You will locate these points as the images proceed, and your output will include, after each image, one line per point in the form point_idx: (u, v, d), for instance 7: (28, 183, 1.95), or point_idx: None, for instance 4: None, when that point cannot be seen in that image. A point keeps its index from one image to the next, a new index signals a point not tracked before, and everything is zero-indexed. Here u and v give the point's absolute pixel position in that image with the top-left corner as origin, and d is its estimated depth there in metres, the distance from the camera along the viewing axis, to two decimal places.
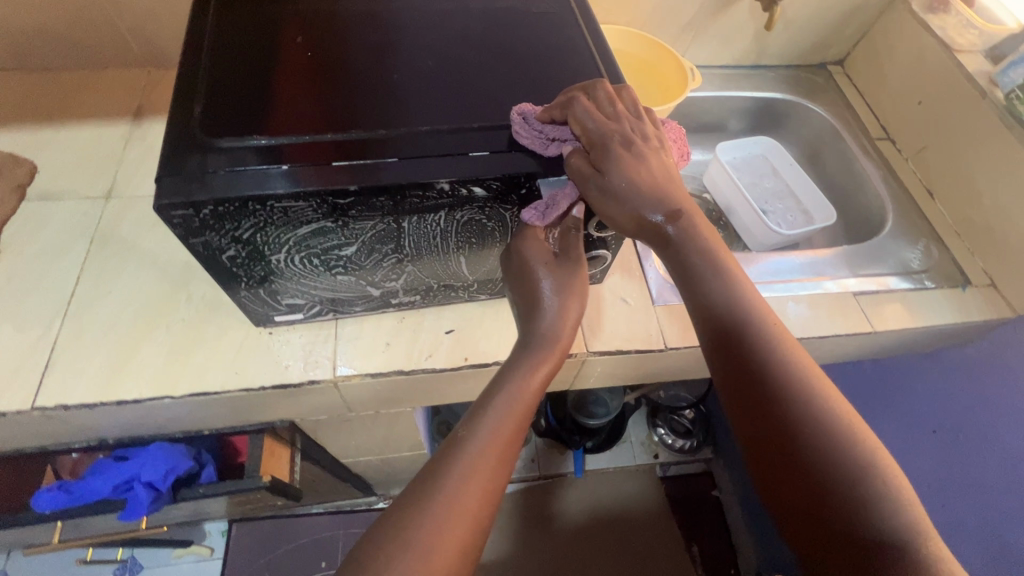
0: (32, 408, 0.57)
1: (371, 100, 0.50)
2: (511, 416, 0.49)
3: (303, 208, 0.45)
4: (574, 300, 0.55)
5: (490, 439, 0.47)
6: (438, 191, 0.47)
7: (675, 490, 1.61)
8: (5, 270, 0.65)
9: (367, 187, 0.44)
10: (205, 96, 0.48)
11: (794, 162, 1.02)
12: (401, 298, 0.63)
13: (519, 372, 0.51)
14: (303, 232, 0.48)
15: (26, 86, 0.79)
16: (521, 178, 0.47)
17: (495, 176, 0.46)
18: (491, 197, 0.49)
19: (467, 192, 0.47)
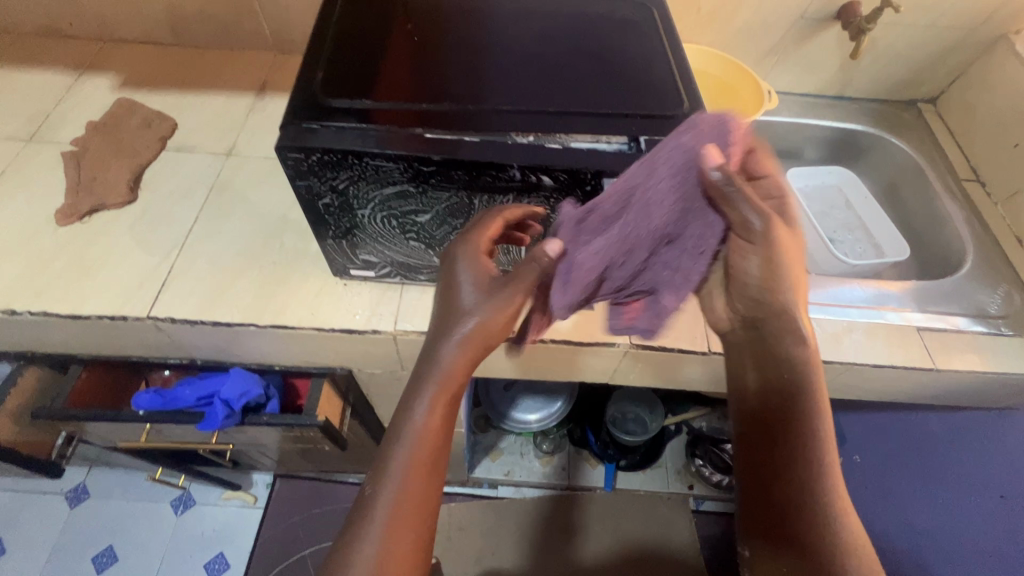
0: (147, 316, 0.67)
1: (463, 80, 0.57)
2: (425, 443, 0.49)
3: (392, 169, 0.51)
4: (500, 315, 0.50)
5: (405, 471, 0.49)
6: (511, 176, 0.52)
7: (706, 528, 1.54)
8: (142, 203, 0.77)
9: (449, 159, 0.50)
10: (326, 62, 0.56)
11: (869, 195, 1.00)
12: None
13: (429, 389, 0.50)
14: (388, 193, 0.54)
15: (179, 59, 0.94)
16: (586, 172, 0.51)
17: (563, 167, 0.51)
18: (558, 188, 0.53)
19: (536, 180, 0.52)
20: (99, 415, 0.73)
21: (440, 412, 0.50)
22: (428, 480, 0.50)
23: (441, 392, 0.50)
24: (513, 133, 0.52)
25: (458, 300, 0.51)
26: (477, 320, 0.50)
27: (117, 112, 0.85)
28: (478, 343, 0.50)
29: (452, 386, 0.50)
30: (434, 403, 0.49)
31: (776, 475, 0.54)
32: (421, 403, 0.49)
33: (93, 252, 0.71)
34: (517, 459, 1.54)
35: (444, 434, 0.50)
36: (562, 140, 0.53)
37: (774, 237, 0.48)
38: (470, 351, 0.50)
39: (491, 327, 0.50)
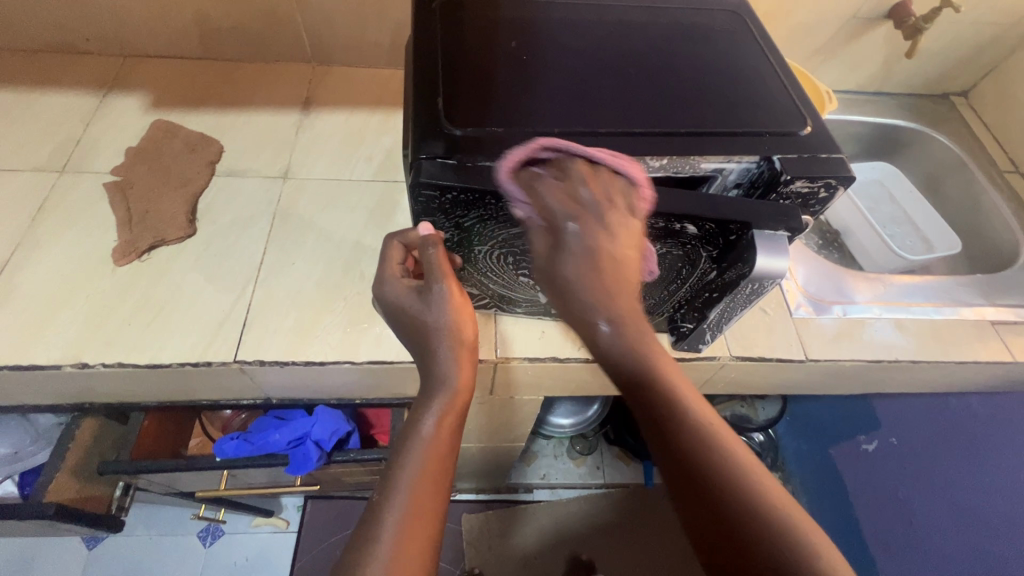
0: (234, 361, 0.63)
1: (583, 102, 0.54)
2: (435, 448, 0.48)
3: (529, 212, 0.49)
4: (464, 318, 0.54)
5: (417, 476, 0.46)
6: (653, 224, 0.50)
7: None
8: (203, 237, 0.72)
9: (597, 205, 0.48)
10: (442, 89, 0.53)
11: (913, 190, 1.02)
12: None
13: (437, 400, 0.50)
14: (516, 233, 0.52)
15: (212, 74, 0.88)
16: (733, 225, 0.49)
17: (712, 220, 0.48)
18: (698, 236, 0.51)
19: (678, 228, 0.50)
20: (176, 466, 0.71)
21: (448, 422, 0.50)
22: (439, 495, 0.46)
23: (449, 408, 0.50)
24: (648, 157, 0.51)
25: (434, 314, 0.53)
26: (449, 328, 0.53)
27: (157, 135, 0.79)
28: (466, 351, 0.53)
29: (459, 400, 0.51)
30: (440, 411, 0.50)
31: (705, 509, 0.43)
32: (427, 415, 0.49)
33: (160, 294, 0.66)
34: (551, 461, 1.48)
35: (450, 444, 0.49)
36: (695, 161, 0.51)
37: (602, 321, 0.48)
38: (464, 357, 0.53)
39: (465, 334, 0.53)
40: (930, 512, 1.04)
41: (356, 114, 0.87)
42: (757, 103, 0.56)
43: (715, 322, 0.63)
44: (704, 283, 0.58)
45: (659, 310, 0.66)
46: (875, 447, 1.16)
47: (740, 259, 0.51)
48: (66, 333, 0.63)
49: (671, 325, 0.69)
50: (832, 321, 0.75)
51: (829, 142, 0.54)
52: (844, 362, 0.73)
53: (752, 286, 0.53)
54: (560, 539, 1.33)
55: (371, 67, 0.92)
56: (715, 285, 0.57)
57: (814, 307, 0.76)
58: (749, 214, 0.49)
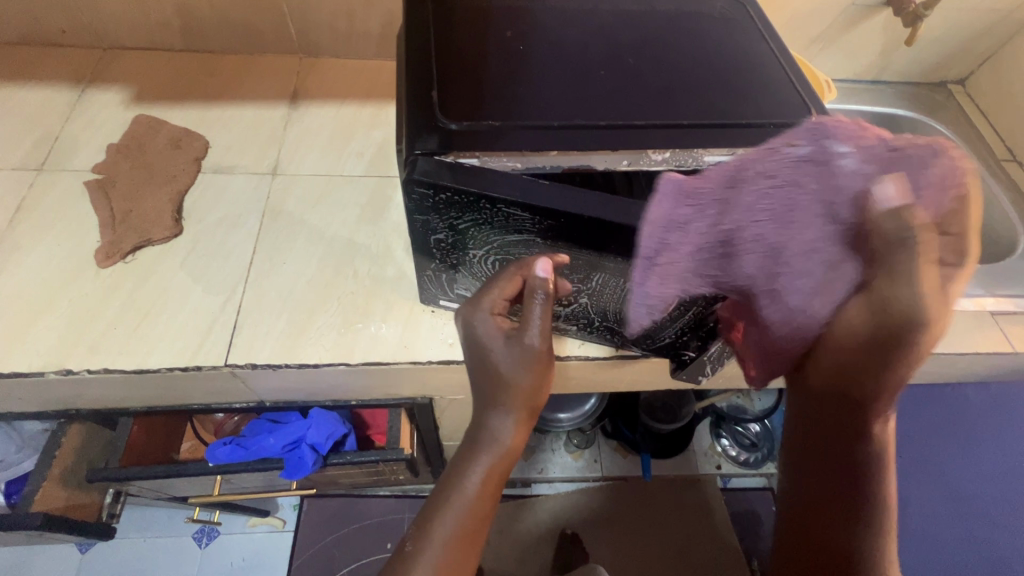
0: (224, 365, 0.61)
1: (582, 93, 0.52)
2: (482, 494, 0.49)
3: (524, 219, 0.46)
4: (530, 373, 0.48)
5: (463, 516, 0.49)
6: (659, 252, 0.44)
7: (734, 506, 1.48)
8: (190, 237, 0.69)
9: (593, 224, 0.43)
10: (437, 81, 0.51)
11: None
12: (558, 322, 0.64)
13: (485, 450, 0.49)
14: (509, 240, 0.50)
15: (195, 67, 0.85)
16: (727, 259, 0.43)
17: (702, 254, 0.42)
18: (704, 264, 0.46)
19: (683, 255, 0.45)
20: (168, 472, 0.69)
21: (496, 469, 0.49)
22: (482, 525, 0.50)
23: (497, 460, 0.49)
24: (649, 151, 0.49)
25: (501, 364, 0.48)
26: (513, 376, 0.48)
27: (139, 131, 0.76)
28: (529, 407, 0.49)
29: (508, 453, 0.50)
30: (490, 462, 0.49)
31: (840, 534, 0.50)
32: (475, 463, 0.49)
33: (146, 296, 0.64)
34: (551, 455, 1.46)
35: (495, 488, 0.50)
36: (697, 156, 0.50)
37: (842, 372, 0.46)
38: (524, 415, 0.49)
39: (527, 386, 0.48)
40: (922, 497, 0.98)
41: (346, 108, 0.84)
42: (761, 94, 0.55)
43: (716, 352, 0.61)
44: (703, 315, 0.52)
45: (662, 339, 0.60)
46: None
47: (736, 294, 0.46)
48: (48, 338, 0.60)
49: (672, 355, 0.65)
50: None
51: None
52: None
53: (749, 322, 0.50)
54: (554, 521, 1.37)
55: (361, 57, 0.89)
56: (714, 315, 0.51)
57: None
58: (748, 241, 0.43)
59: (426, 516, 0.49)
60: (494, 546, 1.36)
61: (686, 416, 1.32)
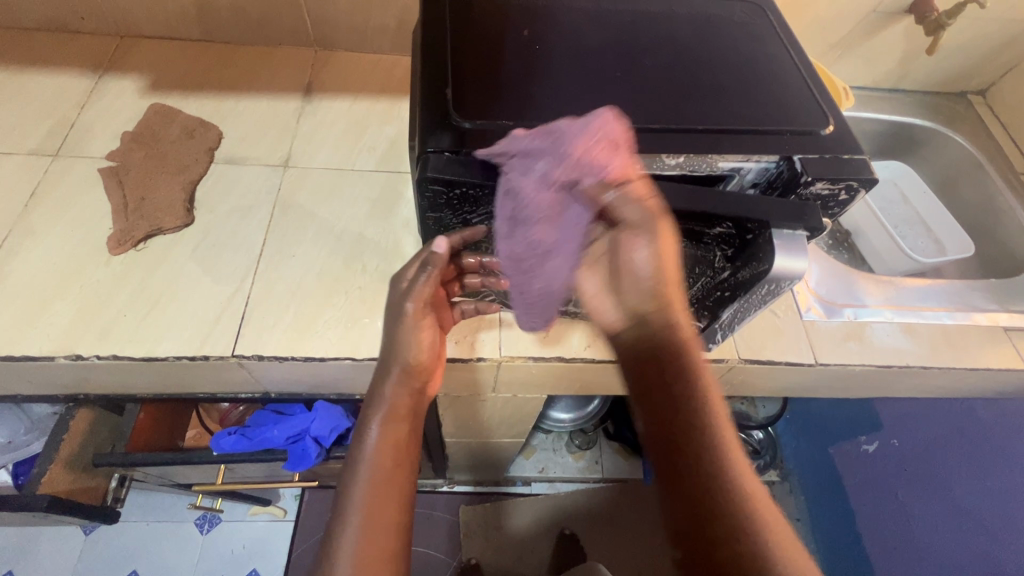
0: (231, 355, 0.62)
1: (599, 95, 0.52)
2: (388, 472, 0.52)
3: None
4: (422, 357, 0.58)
5: (368, 488, 0.50)
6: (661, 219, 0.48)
7: None
8: (201, 226, 0.70)
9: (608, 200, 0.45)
10: (452, 79, 0.51)
11: (927, 190, 1.00)
12: (568, 306, 0.66)
13: (379, 419, 0.54)
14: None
15: (211, 57, 0.85)
16: (751, 223, 0.47)
17: (730, 216, 0.46)
18: (717, 236, 0.50)
19: (699, 228, 0.49)
20: (173, 459, 0.70)
21: (394, 442, 0.53)
22: (397, 507, 0.50)
23: (391, 425, 0.54)
24: (664, 155, 0.49)
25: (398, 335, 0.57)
26: (409, 342, 0.57)
27: (153, 120, 0.76)
28: (416, 378, 0.58)
29: (401, 414, 0.55)
30: (388, 432, 0.54)
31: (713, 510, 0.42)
32: (373, 432, 0.53)
33: (156, 285, 0.64)
34: (550, 455, 1.46)
35: (400, 463, 0.53)
36: (713, 161, 0.50)
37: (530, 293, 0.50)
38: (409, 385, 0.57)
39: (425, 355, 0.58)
40: (927, 514, 1.05)
41: (359, 102, 0.84)
42: (779, 99, 0.54)
43: (728, 322, 0.60)
44: (716, 284, 0.56)
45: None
46: (875, 449, 1.17)
47: (756, 258, 0.48)
48: (58, 324, 0.61)
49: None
50: (843, 325, 0.74)
51: (851, 143, 0.52)
52: (854, 367, 0.71)
53: (769, 286, 0.50)
54: (551, 517, 1.36)
55: (375, 52, 0.89)
56: (726, 287, 0.55)
57: (823, 308, 0.75)
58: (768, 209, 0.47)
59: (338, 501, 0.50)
60: (492, 544, 1.37)
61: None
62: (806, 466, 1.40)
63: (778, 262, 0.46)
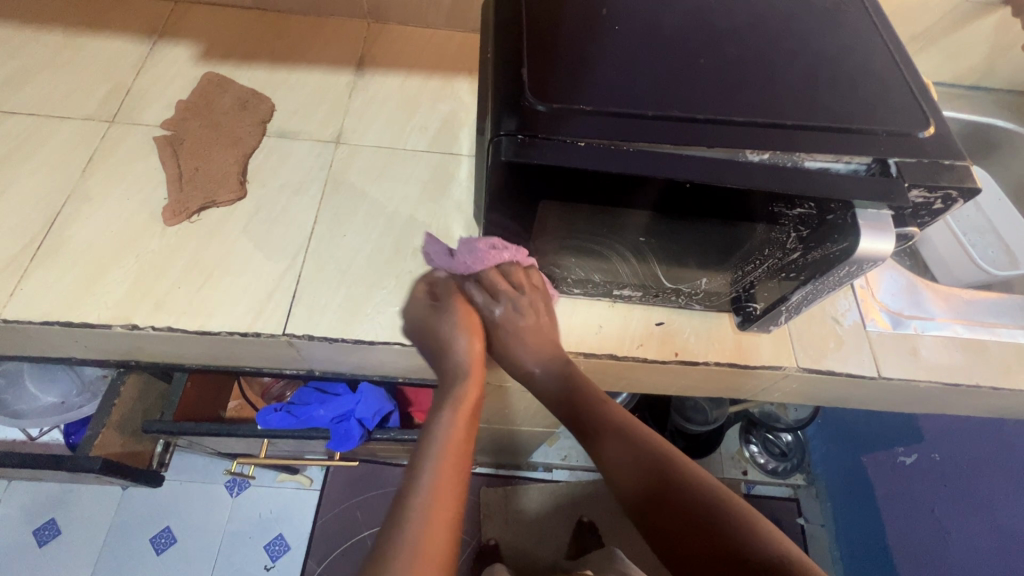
0: (283, 333, 0.61)
1: (679, 82, 0.49)
2: (442, 499, 0.52)
3: (612, 192, 0.45)
4: (470, 358, 0.62)
5: (437, 469, 0.54)
6: (738, 201, 0.46)
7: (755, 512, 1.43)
8: (253, 200, 0.69)
9: (687, 185, 0.44)
10: (527, 58, 0.48)
11: (1001, 197, 0.94)
12: (623, 291, 0.64)
13: (436, 450, 0.55)
14: (595, 221, 0.50)
15: (266, 26, 0.84)
16: (834, 203, 0.45)
17: (814, 197, 0.45)
18: (795, 218, 0.48)
19: (777, 210, 0.47)
20: (220, 431, 0.71)
21: (452, 448, 0.57)
22: (450, 513, 0.52)
23: (447, 459, 0.55)
24: (747, 151, 0.46)
25: (449, 364, 0.61)
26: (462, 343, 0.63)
27: (207, 89, 0.76)
28: (467, 410, 0.60)
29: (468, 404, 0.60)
30: (444, 471, 0.54)
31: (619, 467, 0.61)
32: (430, 462, 0.54)
33: (208, 258, 0.64)
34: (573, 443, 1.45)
35: (455, 489, 0.53)
36: (799, 160, 0.46)
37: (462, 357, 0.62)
38: (464, 420, 0.58)
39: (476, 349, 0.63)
40: (966, 531, 1.02)
41: (411, 79, 0.82)
42: (875, 94, 0.50)
43: (795, 304, 0.58)
44: (783, 264, 0.54)
45: (727, 289, 0.63)
46: (914, 462, 1.14)
47: (833, 239, 0.47)
48: (115, 293, 0.61)
49: (735, 306, 0.66)
50: (907, 337, 0.70)
51: (953, 146, 0.48)
52: (918, 383, 0.68)
53: (848, 268, 0.48)
54: (570, 505, 1.33)
55: (428, 27, 0.87)
56: (796, 266, 0.53)
57: (885, 318, 0.71)
58: (853, 190, 0.45)
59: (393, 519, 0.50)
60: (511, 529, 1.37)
61: (717, 419, 1.28)
62: (835, 472, 1.36)
63: (863, 243, 0.45)
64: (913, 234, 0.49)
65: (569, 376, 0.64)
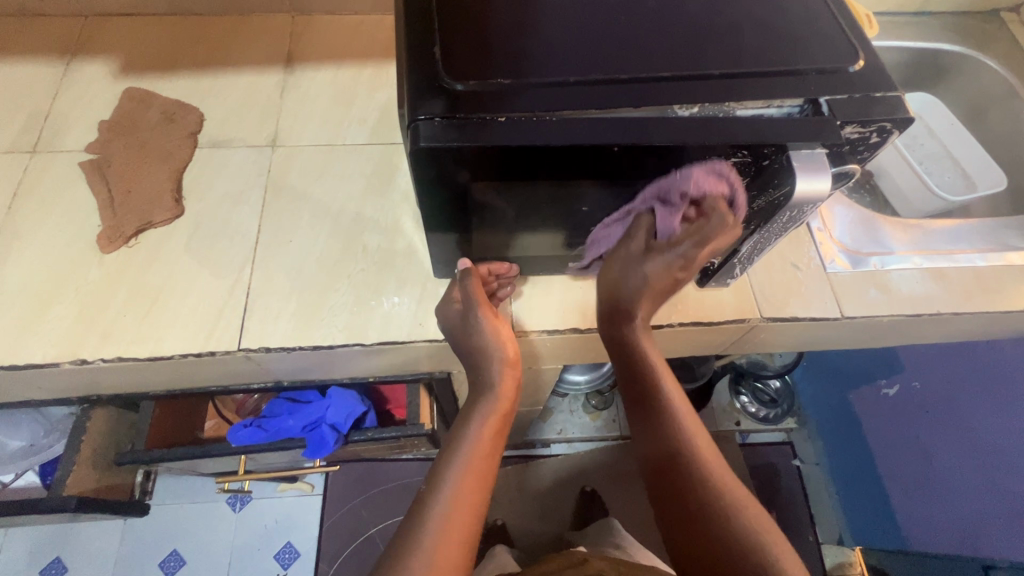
0: (238, 349, 0.60)
1: (599, 44, 0.47)
2: (461, 511, 0.51)
3: (539, 165, 0.44)
4: (503, 369, 0.58)
5: (462, 475, 0.53)
6: (671, 160, 0.45)
7: (750, 460, 1.45)
8: (193, 215, 0.67)
9: (614, 148, 0.43)
10: (438, 37, 0.46)
11: (954, 122, 0.94)
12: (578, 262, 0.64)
13: (458, 461, 0.54)
14: (532, 196, 0.49)
15: (185, 31, 0.80)
16: (766, 149, 0.44)
17: (744, 146, 0.44)
18: (731, 169, 0.47)
19: (711, 163, 0.46)
20: (194, 453, 0.70)
21: (481, 462, 0.55)
22: (471, 517, 0.52)
23: (470, 468, 0.54)
24: (676, 106, 0.45)
25: (483, 376, 0.59)
26: (489, 352, 0.58)
27: (129, 106, 0.72)
28: (495, 423, 0.58)
29: (503, 405, 0.58)
30: (466, 481, 0.53)
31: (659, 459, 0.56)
32: (450, 473, 0.53)
33: (152, 281, 0.62)
34: (568, 416, 1.41)
35: (477, 498, 0.53)
36: (730, 109, 0.45)
37: (494, 353, 0.58)
38: (491, 433, 0.56)
39: (511, 355, 0.59)
40: (948, 454, 1.05)
41: (342, 71, 0.79)
42: (801, 34, 0.49)
43: (747, 255, 0.58)
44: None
45: None
46: (896, 392, 1.17)
47: (773, 184, 0.46)
48: (58, 330, 0.59)
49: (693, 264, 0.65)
50: (868, 273, 0.70)
51: (884, 77, 0.47)
52: (881, 318, 0.68)
53: (789, 213, 0.48)
54: (570, 478, 1.35)
55: (356, 13, 0.83)
56: (742, 217, 0.52)
57: (845, 258, 0.71)
58: (784, 133, 0.44)
59: (414, 519, 0.51)
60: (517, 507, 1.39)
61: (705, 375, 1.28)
62: (824, 412, 1.39)
63: (800, 185, 0.44)
64: (852, 172, 0.48)
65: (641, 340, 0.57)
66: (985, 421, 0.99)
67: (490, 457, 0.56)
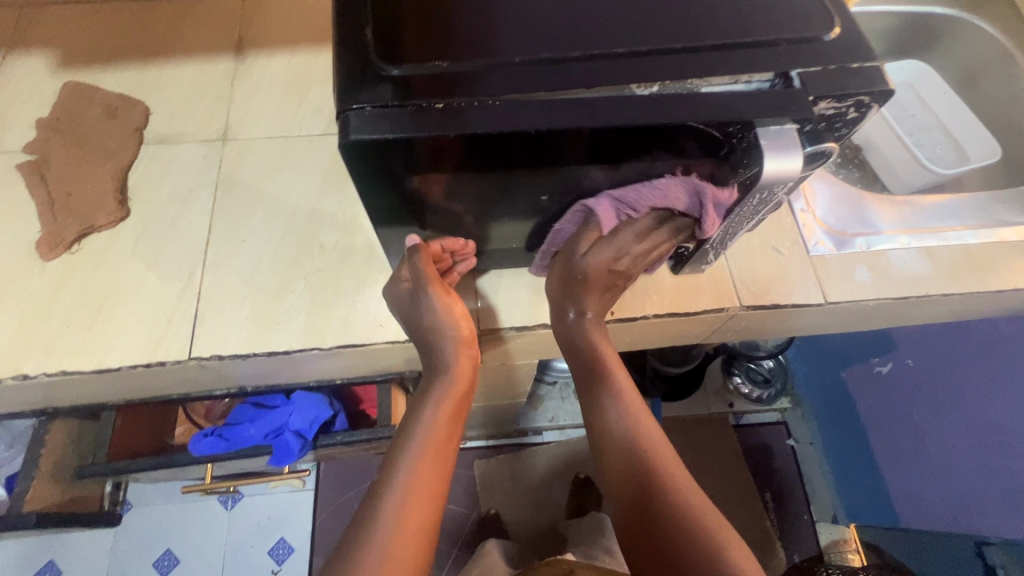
0: (190, 357, 0.57)
1: (550, 18, 0.43)
2: (417, 502, 0.49)
3: (485, 154, 0.40)
4: (459, 350, 0.56)
5: (417, 464, 0.51)
6: (629, 142, 0.41)
7: (743, 442, 1.44)
8: (139, 217, 0.63)
9: (565, 133, 0.39)
10: (373, 17, 0.42)
11: (945, 90, 0.89)
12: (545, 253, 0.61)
13: (412, 449, 0.52)
14: (483, 188, 0.45)
15: (126, 19, 0.75)
16: (732, 127, 0.41)
17: (707, 125, 0.40)
18: (696, 151, 0.43)
19: (674, 145, 0.42)
20: (157, 465, 0.69)
21: (437, 449, 0.52)
22: (428, 507, 0.49)
23: (426, 456, 0.52)
24: (633, 85, 0.41)
25: (437, 357, 0.56)
26: (445, 331, 0.55)
27: (68, 102, 0.68)
28: (451, 406, 0.55)
29: (459, 387, 0.56)
30: (421, 471, 0.51)
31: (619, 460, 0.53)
32: (404, 463, 0.51)
33: (97, 290, 0.59)
34: (559, 404, 1.35)
35: (433, 489, 0.50)
36: (693, 86, 0.41)
37: (447, 333, 0.55)
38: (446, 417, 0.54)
39: (466, 333, 0.56)
40: (942, 431, 1.04)
41: (296, 56, 0.75)
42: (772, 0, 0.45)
43: (720, 240, 0.55)
44: None
45: None
46: (889, 370, 1.14)
47: (741, 165, 0.43)
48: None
49: (668, 250, 0.62)
50: (854, 255, 0.67)
51: (861, 45, 0.43)
52: (867, 302, 0.65)
53: (760, 195, 0.44)
54: (561, 466, 1.33)
55: None
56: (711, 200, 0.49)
57: (830, 240, 0.68)
58: (752, 111, 0.40)
59: (366, 512, 0.48)
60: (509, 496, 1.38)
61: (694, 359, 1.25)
62: (816, 392, 1.37)
63: (768, 165, 0.41)
64: (828, 149, 0.44)
65: (592, 333, 0.57)
66: (981, 397, 0.97)
67: (446, 442, 0.54)
